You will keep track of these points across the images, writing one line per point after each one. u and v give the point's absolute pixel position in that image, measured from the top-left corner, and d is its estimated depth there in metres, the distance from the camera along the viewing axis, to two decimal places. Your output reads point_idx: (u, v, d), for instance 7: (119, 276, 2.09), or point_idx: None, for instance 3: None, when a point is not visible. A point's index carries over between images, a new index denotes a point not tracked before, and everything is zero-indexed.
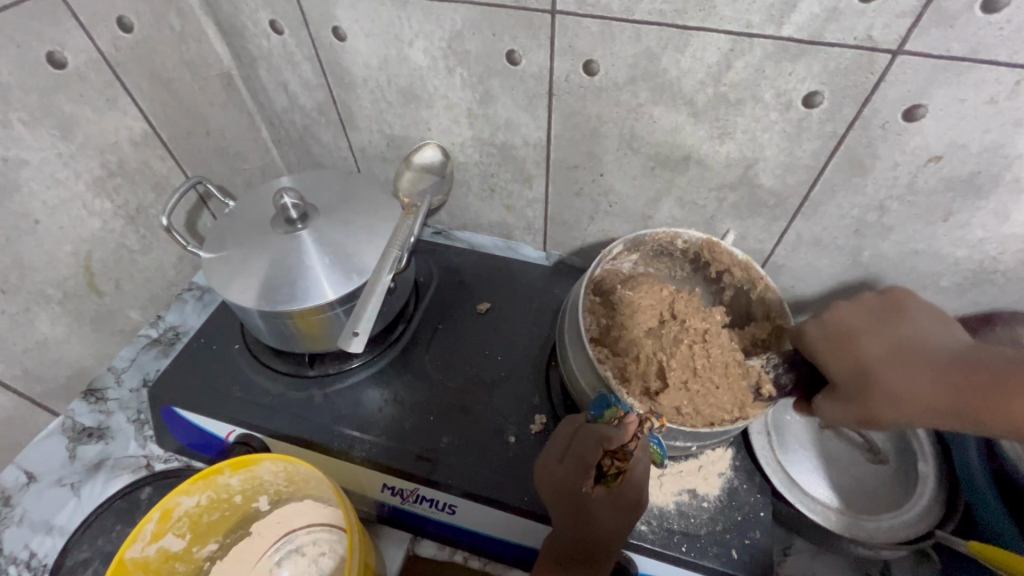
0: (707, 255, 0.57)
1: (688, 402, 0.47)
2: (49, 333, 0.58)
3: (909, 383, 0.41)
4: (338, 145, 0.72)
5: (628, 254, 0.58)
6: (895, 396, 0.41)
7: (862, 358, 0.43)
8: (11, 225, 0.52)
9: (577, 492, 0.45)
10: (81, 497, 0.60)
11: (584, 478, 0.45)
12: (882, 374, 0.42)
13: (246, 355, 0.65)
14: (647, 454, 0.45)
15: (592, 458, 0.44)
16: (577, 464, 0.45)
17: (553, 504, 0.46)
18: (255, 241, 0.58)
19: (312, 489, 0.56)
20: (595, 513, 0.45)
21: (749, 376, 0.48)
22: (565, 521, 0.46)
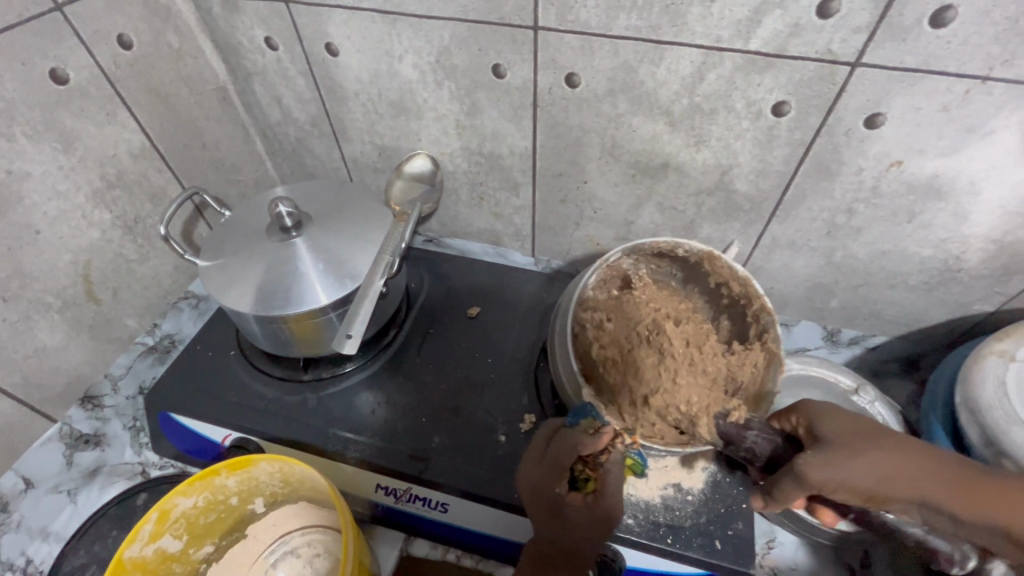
0: (706, 266, 0.57)
1: (663, 372, 0.47)
2: (47, 341, 0.59)
3: (914, 464, 0.45)
4: (331, 156, 0.75)
5: (629, 258, 0.59)
6: (899, 474, 0.45)
7: (871, 435, 0.46)
8: (13, 235, 0.53)
9: (553, 497, 0.47)
10: (77, 504, 0.61)
11: (558, 481, 0.47)
12: (890, 452, 0.46)
13: (242, 360, 0.67)
14: (618, 469, 0.48)
15: (567, 463, 0.47)
16: (552, 468, 0.48)
17: (529, 508, 0.49)
18: (252, 249, 0.60)
19: (307, 491, 0.57)
20: (568, 521, 0.47)
21: (726, 403, 0.48)
22: (541, 526, 0.48)
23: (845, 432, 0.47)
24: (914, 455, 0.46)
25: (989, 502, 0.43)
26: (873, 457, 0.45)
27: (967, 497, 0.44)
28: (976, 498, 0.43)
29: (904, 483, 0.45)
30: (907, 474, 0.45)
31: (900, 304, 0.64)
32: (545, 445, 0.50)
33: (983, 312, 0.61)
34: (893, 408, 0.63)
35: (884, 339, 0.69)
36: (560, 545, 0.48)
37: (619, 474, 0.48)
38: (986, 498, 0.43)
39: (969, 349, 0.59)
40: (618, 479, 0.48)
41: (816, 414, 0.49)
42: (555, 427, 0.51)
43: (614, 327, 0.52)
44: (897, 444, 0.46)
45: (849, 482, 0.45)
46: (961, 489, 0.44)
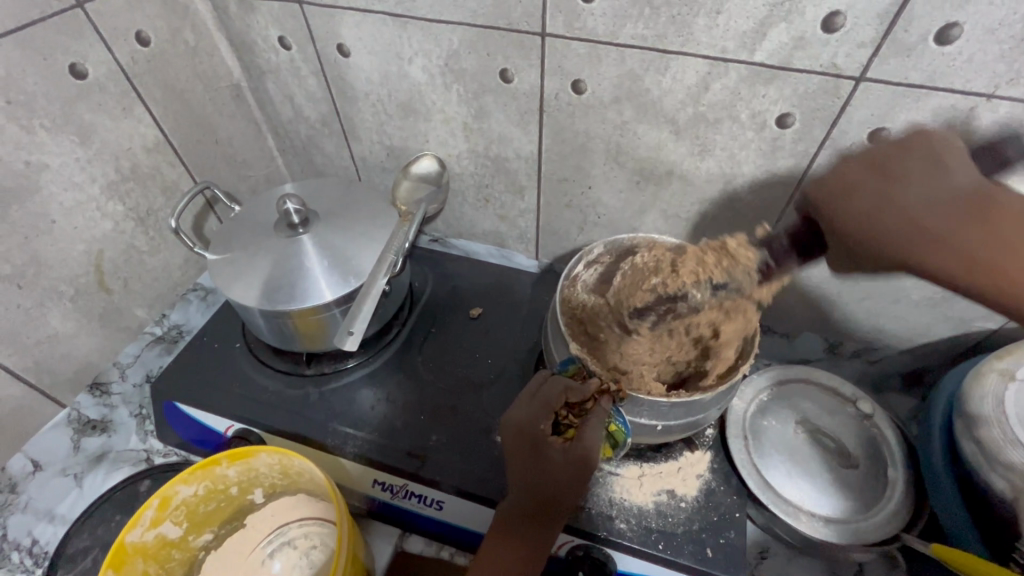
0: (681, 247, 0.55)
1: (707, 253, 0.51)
2: (59, 328, 0.61)
3: (958, 208, 0.43)
4: (340, 154, 0.76)
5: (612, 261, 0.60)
6: (917, 218, 0.44)
7: (898, 177, 0.45)
8: (30, 225, 0.55)
9: (535, 436, 0.50)
10: (83, 487, 0.62)
11: (543, 419, 0.50)
12: (891, 197, 0.45)
13: (247, 354, 0.68)
14: (598, 422, 0.49)
15: (553, 403, 0.50)
16: (540, 407, 0.51)
17: (512, 446, 0.51)
18: (259, 244, 0.61)
19: (304, 483, 0.58)
20: (543, 460, 0.49)
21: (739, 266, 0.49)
22: (519, 462, 0.50)
23: (855, 195, 0.45)
24: (959, 197, 0.43)
25: (988, 254, 0.43)
26: (955, 197, 0.43)
27: (974, 263, 0.43)
28: (986, 262, 0.43)
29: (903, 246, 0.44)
30: (942, 226, 0.43)
31: (905, 319, 0.64)
32: (536, 390, 0.53)
33: (987, 329, 0.61)
34: (892, 423, 0.61)
35: (886, 352, 0.69)
36: (533, 488, 0.49)
37: (600, 425, 0.49)
38: (1001, 248, 0.42)
39: (969, 366, 0.59)
40: (596, 429, 0.49)
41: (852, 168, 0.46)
42: (544, 377, 0.54)
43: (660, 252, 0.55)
44: (929, 203, 0.44)
45: (831, 215, 0.47)
46: (998, 248, 0.42)
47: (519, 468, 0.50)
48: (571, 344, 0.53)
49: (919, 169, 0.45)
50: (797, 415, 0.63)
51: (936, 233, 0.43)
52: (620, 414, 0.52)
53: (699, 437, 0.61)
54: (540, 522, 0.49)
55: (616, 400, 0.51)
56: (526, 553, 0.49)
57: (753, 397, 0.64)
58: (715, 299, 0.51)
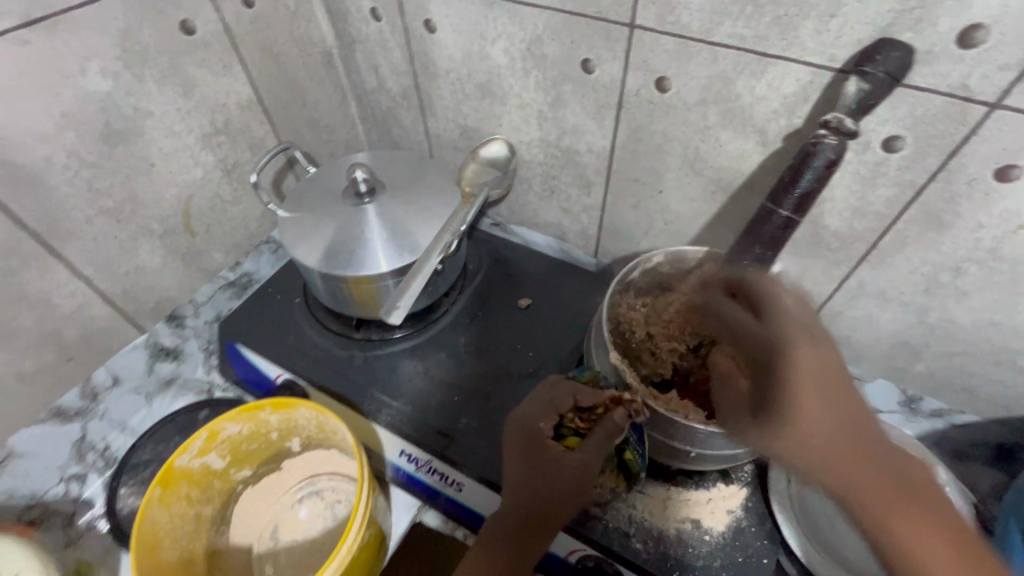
0: (666, 315, 0.55)
1: (660, 332, 0.55)
2: (146, 262, 0.66)
3: (840, 408, 0.38)
4: (415, 129, 0.77)
5: (669, 269, 0.57)
6: (806, 407, 0.37)
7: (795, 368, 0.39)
8: (133, 165, 0.60)
9: (534, 435, 0.49)
10: (152, 407, 0.69)
11: (545, 419, 0.50)
12: (803, 397, 0.38)
13: (304, 309, 0.72)
14: (602, 436, 0.48)
15: (562, 404, 0.50)
16: (545, 406, 0.50)
17: (510, 442, 0.51)
18: (326, 209, 0.64)
19: (338, 441, 0.61)
20: (537, 464, 0.48)
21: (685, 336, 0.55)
22: (515, 458, 0.50)
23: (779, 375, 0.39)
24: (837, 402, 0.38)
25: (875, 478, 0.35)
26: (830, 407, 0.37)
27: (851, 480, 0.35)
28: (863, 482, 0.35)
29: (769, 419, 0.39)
30: (802, 413, 0.38)
31: (1005, 384, 0.56)
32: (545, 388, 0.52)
33: None
34: (970, 499, 0.53)
35: (976, 419, 0.61)
36: (524, 489, 0.48)
37: (609, 440, 0.48)
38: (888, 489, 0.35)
39: None
40: (598, 442, 0.48)
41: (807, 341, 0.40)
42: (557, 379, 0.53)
43: (647, 333, 0.55)
44: (836, 403, 0.38)
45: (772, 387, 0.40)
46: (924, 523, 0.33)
47: (513, 468, 0.50)
48: (613, 351, 0.51)
49: (826, 357, 0.39)
50: None
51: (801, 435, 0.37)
52: (638, 439, 0.50)
53: (737, 471, 0.58)
54: (528, 528, 0.48)
55: (632, 417, 0.48)
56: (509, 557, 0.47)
57: None
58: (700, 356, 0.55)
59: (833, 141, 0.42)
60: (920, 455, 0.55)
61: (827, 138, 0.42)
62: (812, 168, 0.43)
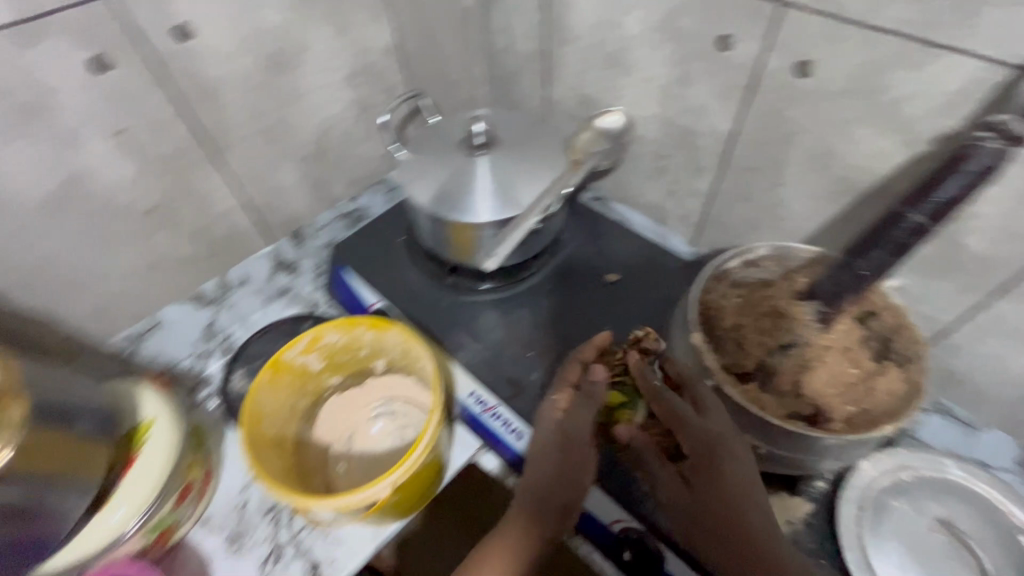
0: (757, 308, 0.53)
1: (748, 324, 0.53)
2: (283, 183, 0.74)
3: (719, 479, 0.48)
4: (536, 93, 0.79)
5: (768, 265, 0.55)
6: (721, 495, 0.48)
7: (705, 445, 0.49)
8: (287, 94, 0.68)
9: (544, 404, 0.56)
10: (268, 310, 0.78)
11: (553, 389, 0.58)
12: (732, 499, 0.48)
13: (407, 248, 0.78)
14: (592, 402, 0.56)
15: (567, 376, 0.58)
16: (556, 379, 0.58)
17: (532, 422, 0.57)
18: (442, 156, 0.68)
19: (419, 369, 0.66)
20: (539, 435, 0.55)
21: (775, 334, 0.52)
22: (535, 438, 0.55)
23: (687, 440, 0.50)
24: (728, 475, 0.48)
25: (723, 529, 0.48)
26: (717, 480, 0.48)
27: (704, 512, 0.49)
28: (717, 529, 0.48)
29: (710, 517, 0.48)
30: (738, 520, 0.47)
31: None
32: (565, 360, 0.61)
33: None
34: None
35: None
36: (534, 462, 0.54)
37: (593, 396, 0.56)
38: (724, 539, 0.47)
39: None
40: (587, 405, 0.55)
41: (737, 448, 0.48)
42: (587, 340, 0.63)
43: (733, 322, 0.53)
44: (747, 506, 0.48)
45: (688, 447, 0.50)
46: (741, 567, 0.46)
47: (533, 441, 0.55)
48: (697, 331, 0.51)
49: (746, 467, 0.48)
50: (944, 511, 0.52)
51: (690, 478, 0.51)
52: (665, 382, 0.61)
53: (806, 485, 0.56)
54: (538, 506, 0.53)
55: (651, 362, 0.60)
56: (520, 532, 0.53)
57: (890, 470, 0.54)
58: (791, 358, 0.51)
59: (998, 146, 0.38)
60: (1003, 509, 0.51)
61: (990, 141, 0.38)
62: (962, 173, 0.38)
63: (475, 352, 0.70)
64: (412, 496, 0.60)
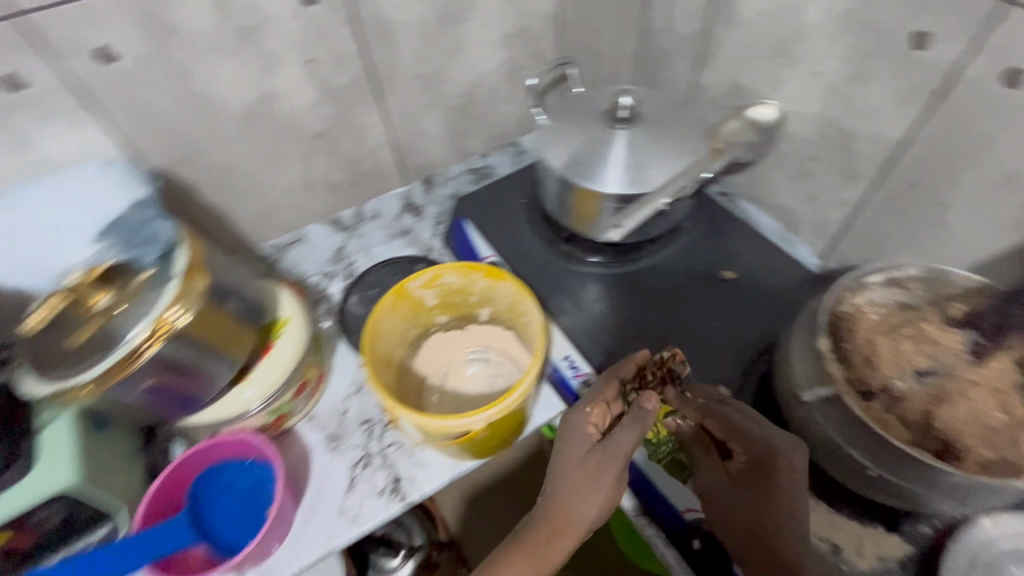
0: (899, 327, 0.51)
1: (884, 340, 0.51)
2: (427, 130, 0.80)
3: (772, 493, 0.51)
4: (684, 76, 0.77)
5: (917, 289, 0.52)
6: (766, 506, 0.51)
7: (767, 458, 0.52)
8: (449, 46, 0.72)
9: (579, 420, 0.56)
10: (390, 245, 0.84)
11: (587, 405, 0.57)
12: (778, 504, 0.50)
13: (527, 212, 0.81)
14: (633, 424, 0.54)
15: (606, 391, 0.57)
16: (591, 396, 0.57)
17: (561, 438, 0.56)
18: (582, 124, 0.69)
19: (523, 324, 0.70)
20: (575, 448, 0.54)
21: (914, 358, 0.50)
22: (566, 451, 0.54)
23: (748, 444, 0.53)
24: (780, 492, 0.50)
25: (767, 541, 0.50)
26: (770, 493, 0.51)
27: (749, 523, 0.51)
28: (761, 538, 0.50)
29: (756, 527, 0.51)
30: (784, 535, 0.49)
31: None
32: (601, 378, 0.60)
33: None
34: None
35: None
36: (568, 475, 0.53)
37: (640, 424, 0.54)
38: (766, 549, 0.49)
39: None
40: (625, 427, 0.54)
41: (795, 458, 0.50)
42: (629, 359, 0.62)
43: (869, 336, 0.52)
44: (793, 520, 0.50)
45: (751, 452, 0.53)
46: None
47: (564, 458, 0.54)
48: (823, 336, 0.50)
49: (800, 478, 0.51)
50: None
51: (738, 488, 0.53)
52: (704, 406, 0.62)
53: (909, 525, 0.52)
54: (569, 519, 0.52)
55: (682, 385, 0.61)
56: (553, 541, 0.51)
57: None
58: (925, 386, 0.49)
59: None
60: None
61: None
62: None
63: (576, 319, 0.72)
64: (499, 435, 0.64)
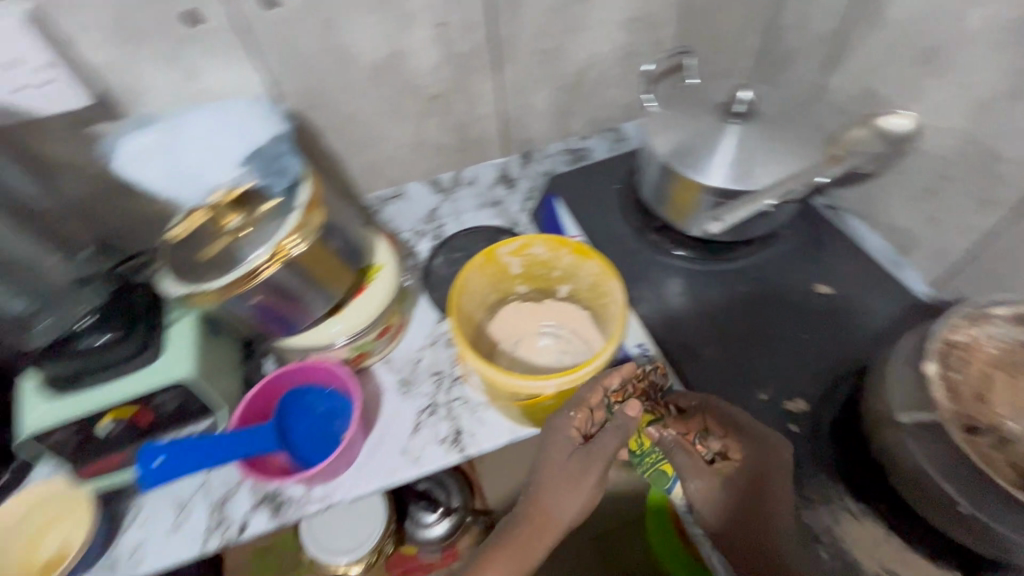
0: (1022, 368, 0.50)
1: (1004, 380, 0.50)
2: (534, 105, 0.81)
3: (761, 494, 0.54)
4: (809, 77, 0.74)
5: None
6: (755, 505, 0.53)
7: (760, 458, 0.55)
8: (571, 23, 0.73)
9: (562, 423, 0.57)
10: (481, 212, 0.87)
11: (573, 409, 0.57)
12: (770, 505, 0.53)
13: (620, 197, 0.81)
14: (615, 429, 0.55)
15: (590, 397, 0.58)
16: (574, 401, 0.58)
17: (547, 440, 0.57)
18: (694, 113, 0.68)
19: (603, 305, 0.71)
20: (559, 449, 0.55)
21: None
22: (551, 453, 0.55)
23: (744, 442, 0.56)
24: (767, 494, 0.53)
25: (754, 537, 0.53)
26: (760, 494, 0.54)
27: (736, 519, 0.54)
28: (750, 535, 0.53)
29: (745, 523, 0.53)
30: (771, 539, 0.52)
31: None
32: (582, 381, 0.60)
33: None
34: None
35: None
36: (550, 475, 0.54)
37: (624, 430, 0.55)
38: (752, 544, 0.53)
39: None
40: (609, 432, 0.55)
41: (785, 456, 0.54)
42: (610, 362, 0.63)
43: (987, 373, 0.50)
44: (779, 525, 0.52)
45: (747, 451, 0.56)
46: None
47: (547, 461, 0.55)
48: (930, 361, 0.48)
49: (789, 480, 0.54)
50: None
51: (727, 488, 0.56)
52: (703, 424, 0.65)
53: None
54: (549, 519, 0.53)
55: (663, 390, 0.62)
56: (534, 538, 0.53)
57: None
58: None
59: None
60: None
61: None
62: None
63: (655, 309, 0.71)
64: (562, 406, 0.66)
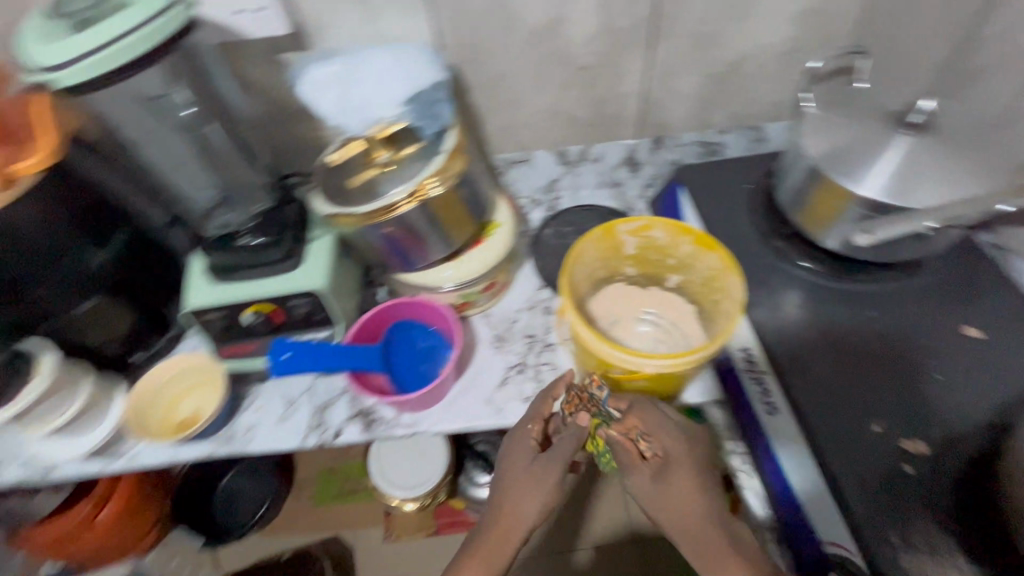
0: None
1: None
2: (678, 90, 0.80)
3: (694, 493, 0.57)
4: (1004, 97, 0.66)
5: None
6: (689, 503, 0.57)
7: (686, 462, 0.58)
8: (738, 8, 0.70)
9: (521, 435, 0.63)
10: (600, 191, 0.88)
11: (530, 421, 0.64)
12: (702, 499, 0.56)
13: (749, 198, 0.78)
14: (569, 436, 0.61)
15: (544, 409, 0.64)
16: (531, 415, 0.64)
17: (508, 457, 0.63)
18: (858, 117, 0.63)
19: (716, 301, 0.69)
20: (518, 457, 0.62)
21: None
22: (514, 464, 0.62)
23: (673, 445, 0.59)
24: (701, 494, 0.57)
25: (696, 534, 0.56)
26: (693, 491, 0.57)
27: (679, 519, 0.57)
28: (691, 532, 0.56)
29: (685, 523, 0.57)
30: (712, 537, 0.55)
31: None
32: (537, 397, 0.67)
33: None
34: None
35: None
36: (512, 480, 0.61)
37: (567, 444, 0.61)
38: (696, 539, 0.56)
39: None
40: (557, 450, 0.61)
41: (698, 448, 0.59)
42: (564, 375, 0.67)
43: None
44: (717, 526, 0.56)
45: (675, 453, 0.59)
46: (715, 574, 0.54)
47: (510, 475, 0.62)
48: None
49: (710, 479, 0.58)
50: None
51: None
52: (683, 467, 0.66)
53: None
54: (514, 522, 0.60)
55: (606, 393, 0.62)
56: (501, 542, 0.60)
57: None
58: None
59: None
60: None
61: None
62: None
63: (769, 316, 0.68)
64: (653, 390, 0.65)
